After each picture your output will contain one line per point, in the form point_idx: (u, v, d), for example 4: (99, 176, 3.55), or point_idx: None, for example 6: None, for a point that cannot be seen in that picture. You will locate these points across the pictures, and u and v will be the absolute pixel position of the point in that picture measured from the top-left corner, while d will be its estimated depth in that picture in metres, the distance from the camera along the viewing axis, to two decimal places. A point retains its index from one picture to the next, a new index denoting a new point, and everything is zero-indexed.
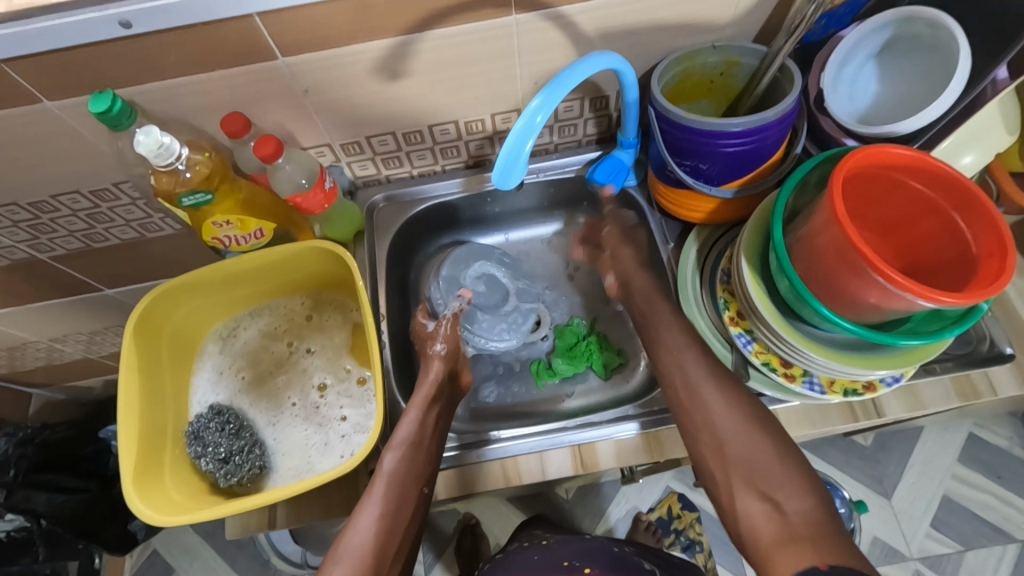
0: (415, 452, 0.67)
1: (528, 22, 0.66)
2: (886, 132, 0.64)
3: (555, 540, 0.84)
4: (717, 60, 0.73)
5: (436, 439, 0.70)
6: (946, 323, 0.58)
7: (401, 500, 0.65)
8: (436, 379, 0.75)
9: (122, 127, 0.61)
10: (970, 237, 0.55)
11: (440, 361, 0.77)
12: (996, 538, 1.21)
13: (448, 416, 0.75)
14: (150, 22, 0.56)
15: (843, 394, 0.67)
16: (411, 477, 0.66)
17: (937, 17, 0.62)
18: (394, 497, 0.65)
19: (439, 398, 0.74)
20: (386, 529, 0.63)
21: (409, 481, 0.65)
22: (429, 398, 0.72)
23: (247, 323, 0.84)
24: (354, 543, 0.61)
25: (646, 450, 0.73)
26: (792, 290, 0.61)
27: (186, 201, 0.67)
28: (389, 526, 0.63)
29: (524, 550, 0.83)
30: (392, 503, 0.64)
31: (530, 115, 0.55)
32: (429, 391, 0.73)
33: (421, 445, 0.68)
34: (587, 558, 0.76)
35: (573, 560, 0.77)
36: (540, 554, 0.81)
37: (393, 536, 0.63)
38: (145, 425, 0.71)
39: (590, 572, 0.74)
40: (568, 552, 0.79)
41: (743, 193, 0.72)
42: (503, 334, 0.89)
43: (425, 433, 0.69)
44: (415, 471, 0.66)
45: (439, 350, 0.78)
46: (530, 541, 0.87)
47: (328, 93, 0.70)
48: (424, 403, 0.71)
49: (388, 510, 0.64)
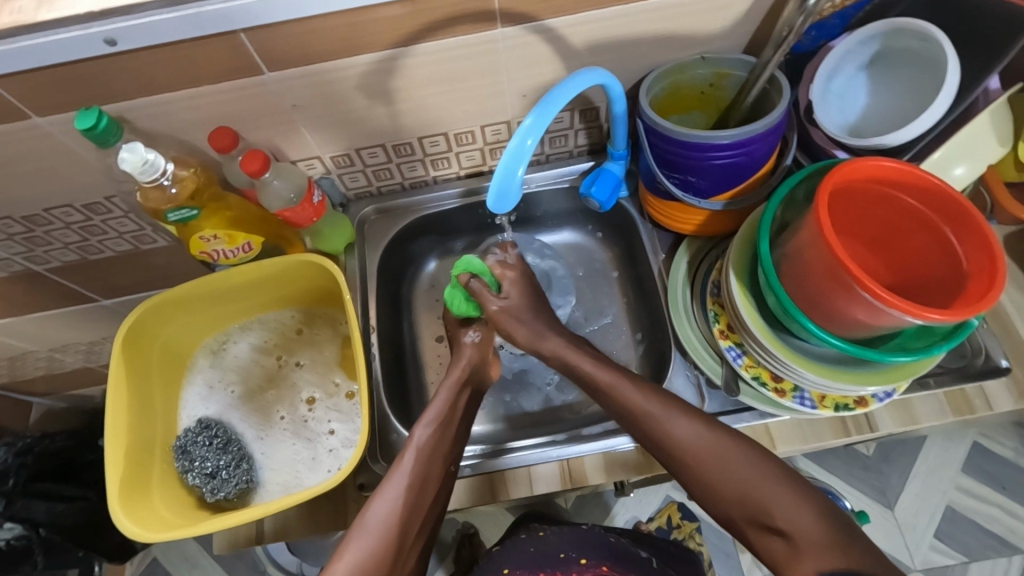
0: (443, 433, 0.66)
1: (515, 36, 0.66)
2: (875, 144, 0.63)
3: (552, 532, 0.82)
4: (707, 72, 0.73)
5: (462, 422, 0.70)
6: (936, 339, 0.57)
7: (426, 479, 0.63)
8: (469, 365, 0.73)
9: (109, 143, 0.61)
10: (960, 251, 0.54)
11: (473, 347, 0.75)
12: (1000, 549, 1.19)
13: (475, 403, 0.74)
14: (135, 40, 0.56)
15: (833, 409, 0.66)
16: (438, 455, 0.64)
17: (926, 31, 0.62)
18: (421, 473, 0.63)
19: (468, 384, 0.73)
20: (410, 507, 0.61)
21: (435, 459, 0.64)
22: (461, 382, 0.72)
23: (237, 337, 0.84)
24: (379, 516, 0.59)
25: (635, 465, 0.73)
26: (779, 306, 0.61)
27: (172, 217, 0.67)
28: (413, 503, 0.61)
29: (519, 543, 0.81)
30: (417, 477, 0.62)
31: (521, 138, 0.54)
32: (460, 375, 0.72)
33: (449, 425, 0.67)
34: (583, 548, 0.79)
35: (570, 552, 0.78)
36: (537, 548, 0.80)
37: (419, 510, 0.61)
38: (132, 440, 0.71)
39: (586, 562, 0.77)
40: (565, 544, 0.79)
41: (732, 206, 0.72)
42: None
43: (454, 413, 0.69)
44: (444, 449, 0.65)
45: (472, 339, 0.75)
46: (527, 531, 0.84)
47: (316, 108, 0.70)
48: (455, 385, 0.71)
49: (414, 484, 0.62)
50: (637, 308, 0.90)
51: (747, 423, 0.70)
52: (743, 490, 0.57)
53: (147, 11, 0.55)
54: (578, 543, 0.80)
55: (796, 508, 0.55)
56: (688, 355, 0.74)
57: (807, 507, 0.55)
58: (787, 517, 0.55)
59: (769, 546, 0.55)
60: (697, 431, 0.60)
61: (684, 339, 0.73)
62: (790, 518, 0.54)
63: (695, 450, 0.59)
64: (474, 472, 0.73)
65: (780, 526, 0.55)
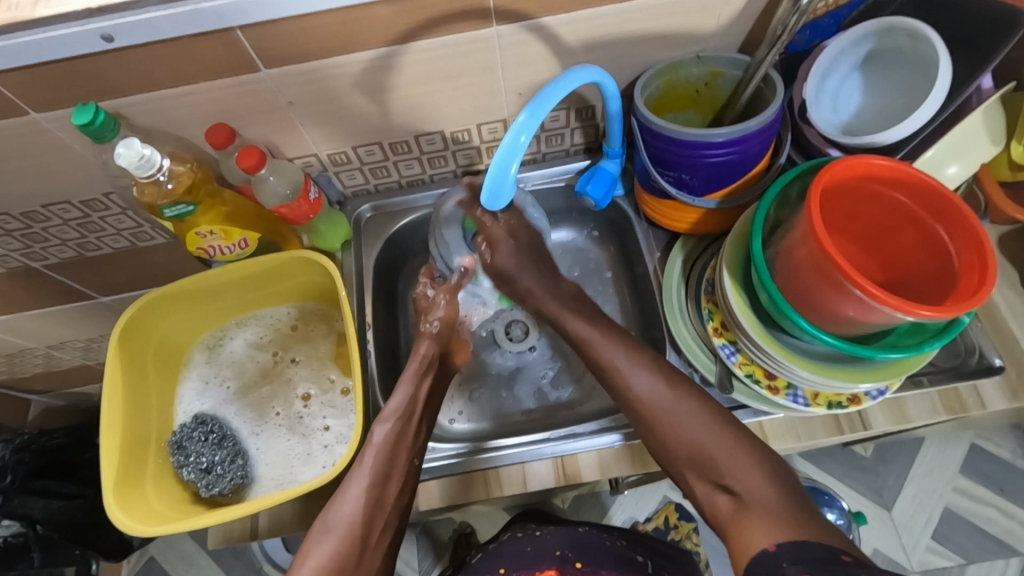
0: (404, 427, 0.66)
1: (509, 35, 0.66)
2: (869, 143, 0.64)
3: (549, 531, 0.81)
4: (701, 71, 0.73)
5: (424, 413, 0.69)
6: (927, 337, 0.58)
7: (388, 473, 0.63)
8: (428, 353, 0.72)
9: (105, 138, 0.61)
10: (952, 249, 0.55)
11: (431, 339, 0.73)
12: (997, 551, 1.19)
13: (441, 386, 0.74)
14: (132, 36, 0.56)
15: (826, 406, 0.67)
16: (400, 450, 0.64)
17: (918, 30, 0.62)
18: (382, 468, 0.62)
19: (430, 371, 0.72)
20: (372, 502, 0.61)
21: (398, 453, 0.64)
22: (422, 370, 0.71)
23: (233, 333, 0.84)
24: (345, 514, 0.60)
25: (628, 463, 0.73)
26: (772, 303, 0.61)
27: (168, 212, 0.68)
28: (376, 498, 0.61)
29: (516, 539, 0.82)
30: (379, 472, 0.62)
31: (514, 135, 0.54)
32: (420, 364, 0.71)
33: (411, 419, 0.67)
34: (581, 550, 0.79)
35: (566, 551, 0.79)
36: (535, 546, 0.80)
37: (380, 506, 0.61)
38: (128, 433, 0.72)
39: (581, 565, 0.77)
40: (562, 543, 0.80)
41: (726, 204, 0.72)
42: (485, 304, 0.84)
43: (416, 405, 0.68)
44: (405, 443, 0.65)
45: (434, 328, 0.73)
46: (523, 530, 0.83)
47: (312, 104, 0.70)
48: (415, 377, 0.70)
49: (377, 478, 0.62)
50: (633, 307, 0.90)
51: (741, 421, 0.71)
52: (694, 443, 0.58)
53: (144, 7, 0.55)
54: (576, 544, 0.80)
55: (749, 469, 0.55)
56: (683, 353, 0.74)
57: (757, 470, 0.55)
58: (742, 480, 0.55)
59: (716, 501, 0.56)
60: (656, 387, 0.62)
61: (678, 336, 0.74)
62: (742, 481, 0.55)
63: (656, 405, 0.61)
64: (469, 469, 0.73)
65: (729, 485, 0.55)
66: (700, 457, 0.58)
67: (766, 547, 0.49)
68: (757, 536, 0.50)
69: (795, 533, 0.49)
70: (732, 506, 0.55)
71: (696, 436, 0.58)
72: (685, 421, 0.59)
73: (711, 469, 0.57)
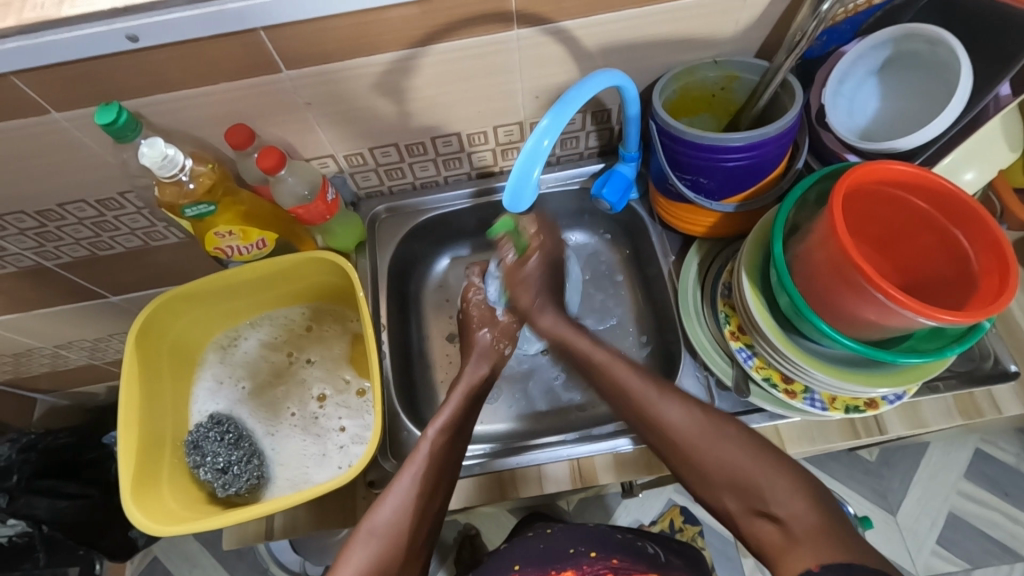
0: (453, 442, 0.67)
1: (529, 38, 0.66)
2: (887, 148, 0.64)
3: (559, 529, 0.81)
4: (717, 75, 0.73)
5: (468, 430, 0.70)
6: (948, 341, 0.58)
7: (434, 487, 0.63)
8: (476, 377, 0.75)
9: (127, 138, 0.62)
10: (973, 255, 0.55)
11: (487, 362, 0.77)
12: (1002, 555, 1.19)
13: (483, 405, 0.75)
14: (156, 36, 0.57)
15: (844, 410, 0.67)
16: (447, 464, 0.65)
17: (937, 35, 0.63)
18: (431, 481, 0.63)
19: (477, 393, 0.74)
20: (418, 512, 0.62)
21: (447, 466, 0.65)
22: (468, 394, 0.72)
23: (247, 333, 0.84)
24: (386, 519, 0.61)
25: (643, 465, 0.73)
26: (792, 306, 0.61)
27: (188, 212, 0.68)
28: (422, 509, 0.62)
29: (527, 539, 0.81)
30: (426, 486, 0.62)
31: (537, 139, 0.55)
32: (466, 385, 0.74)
33: (460, 435, 0.68)
34: (594, 542, 0.79)
35: (579, 546, 0.79)
36: (547, 543, 0.80)
37: (424, 516, 0.62)
38: (145, 433, 0.72)
39: (596, 556, 0.78)
40: (574, 539, 0.80)
41: (743, 208, 0.73)
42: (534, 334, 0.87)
43: (463, 423, 0.69)
44: (451, 458, 0.65)
45: (487, 336, 0.80)
46: (535, 529, 0.83)
47: (332, 105, 0.70)
48: (463, 397, 0.72)
49: (425, 489, 0.62)
50: (646, 310, 0.90)
51: (757, 425, 0.71)
52: (733, 470, 0.59)
53: (168, 8, 0.56)
54: (588, 538, 0.80)
55: (789, 493, 0.56)
56: (699, 356, 0.75)
57: (798, 494, 0.56)
58: (783, 505, 0.56)
59: (761, 529, 0.57)
60: (685, 416, 0.63)
61: (694, 339, 0.74)
62: (784, 505, 0.56)
63: (690, 436, 0.62)
64: (484, 471, 0.73)
65: (772, 511, 0.56)
66: (740, 485, 0.59)
67: (810, 568, 0.51)
68: (800, 559, 0.52)
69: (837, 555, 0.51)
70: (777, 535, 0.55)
71: (733, 462, 0.59)
72: (723, 448, 0.60)
73: (752, 495, 0.58)
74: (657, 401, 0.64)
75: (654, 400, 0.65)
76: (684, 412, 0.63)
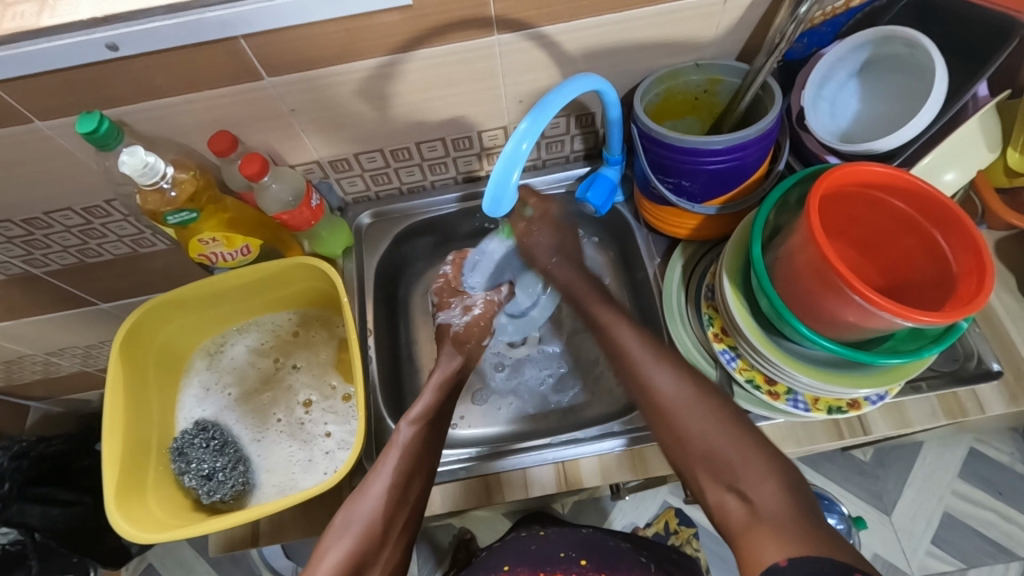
0: (430, 429, 0.68)
1: (511, 43, 0.67)
2: (867, 150, 0.64)
3: (553, 532, 0.82)
4: (700, 79, 0.74)
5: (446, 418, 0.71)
6: (927, 342, 0.58)
7: (412, 474, 0.63)
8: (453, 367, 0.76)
9: (109, 146, 0.62)
10: (951, 257, 0.55)
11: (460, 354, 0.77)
12: (998, 555, 1.19)
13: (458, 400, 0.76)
14: (136, 45, 0.57)
15: (827, 411, 0.67)
16: (425, 451, 0.65)
17: (914, 38, 0.63)
18: (406, 468, 0.63)
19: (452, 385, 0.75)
20: (395, 500, 0.62)
21: (423, 454, 0.65)
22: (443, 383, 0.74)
23: (234, 339, 0.84)
24: (364, 511, 0.61)
25: (629, 467, 0.73)
26: (772, 309, 0.61)
27: (171, 220, 0.68)
28: (398, 497, 0.62)
29: (519, 539, 0.82)
30: (403, 474, 0.63)
31: (515, 143, 0.55)
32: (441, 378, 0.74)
33: (436, 423, 0.69)
34: (585, 549, 0.79)
35: (571, 552, 0.79)
36: (539, 545, 0.80)
37: (401, 506, 0.62)
38: (128, 441, 0.72)
39: (586, 563, 0.77)
40: (566, 544, 0.80)
41: (726, 210, 0.73)
42: (478, 281, 0.85)
43: (439, 412, 0.70)
44: (427, 445, 0.66)
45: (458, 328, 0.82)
46: (529, 530, 0.84)
47: (315, 112, 0.70)
48: (436, 387, 0.73)
49: (399, 479, 0.63)
50: None
51: None
52: (711, 442, 0.57)
53: (149, 17, 0.56)
54: (580, 543, 0.80)
55: (765, 478, 0.54)
56: None
57: (771, 480, 0.54)
58: (756, 488, 0.54)
59: (729, 506, 0.55)
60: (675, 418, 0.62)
61: (679, 342, 0.74)
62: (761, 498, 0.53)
63: (676, 411, 0.60)
64: (470, 474, 0.73)
65: None
66: (717, 479, 0.56)
67: (776, 560, 0.48)
68: (768, 544, 0.49)
69: (809, 545, 0.47)
70: (744, 515, 0.53)
71: (714, 440, 0.57)
72: (704, 424, 0.59)
73: (727, 472, 0.56)
74: (659, 377, 0.63)
75: (654, 373, 0.63)
76: (679, 386, 0.62)
